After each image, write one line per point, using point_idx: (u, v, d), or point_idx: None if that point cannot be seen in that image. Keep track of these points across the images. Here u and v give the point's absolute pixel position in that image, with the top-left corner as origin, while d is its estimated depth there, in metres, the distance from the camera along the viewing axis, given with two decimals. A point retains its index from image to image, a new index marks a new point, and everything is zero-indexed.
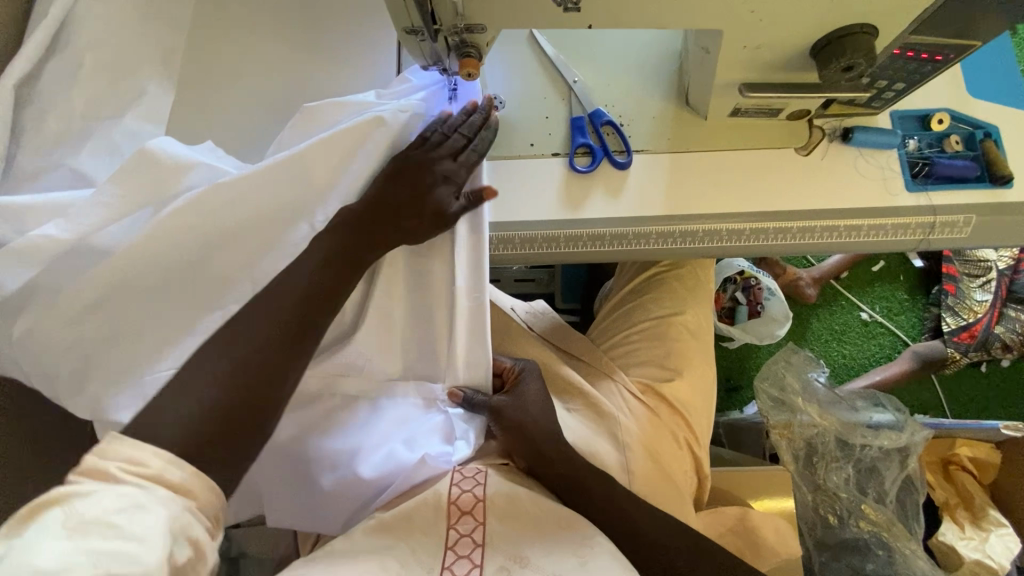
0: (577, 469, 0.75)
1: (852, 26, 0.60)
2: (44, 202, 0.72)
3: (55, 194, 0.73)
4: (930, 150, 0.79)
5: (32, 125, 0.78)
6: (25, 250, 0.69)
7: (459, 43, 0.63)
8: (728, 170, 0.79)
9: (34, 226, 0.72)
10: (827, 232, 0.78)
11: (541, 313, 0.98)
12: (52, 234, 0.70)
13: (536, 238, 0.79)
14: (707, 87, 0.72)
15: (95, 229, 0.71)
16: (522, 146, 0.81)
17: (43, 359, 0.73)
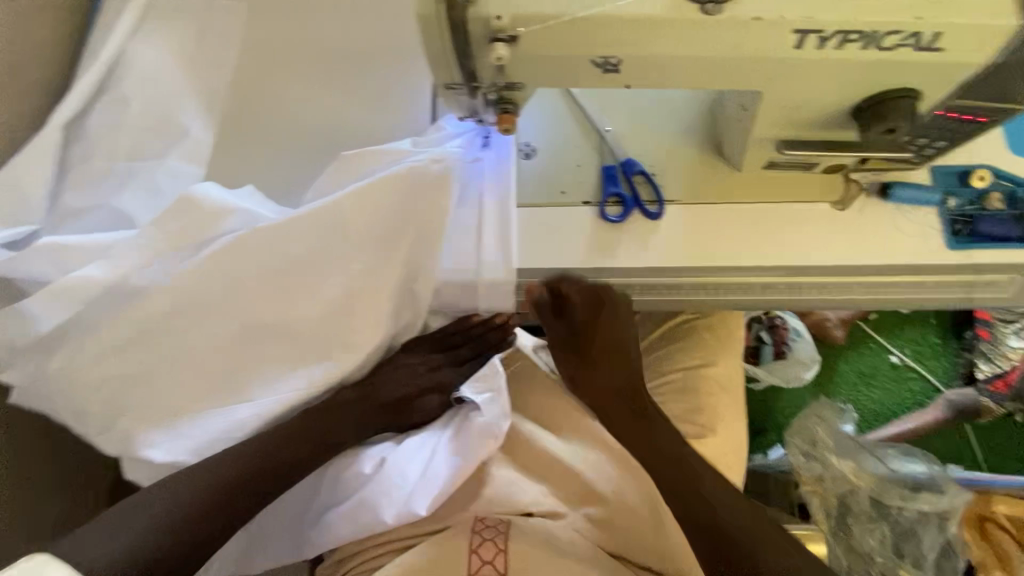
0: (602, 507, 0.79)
1: (897, 90, 0.59)
2: (89, 243, 0.74)
3: (98, 236, 0.75)
4: (972, 207, 0.77)
5: (79, 167, 0.81)
6: (68, 290, 0.72)
7: (497, 100, 0.63)
8: (762, 223, 0.78)
9: (75, 266, 0.74)
10: (858, 291, 0.80)
11: None
12: (93, 275, 0.72)
13: (565, 286, 0.79)
14: (743, 141, 0.72)
15: (134, 271, 0.73)
16: (553, 193, 0.81)
17: (76, 395, 0.74)
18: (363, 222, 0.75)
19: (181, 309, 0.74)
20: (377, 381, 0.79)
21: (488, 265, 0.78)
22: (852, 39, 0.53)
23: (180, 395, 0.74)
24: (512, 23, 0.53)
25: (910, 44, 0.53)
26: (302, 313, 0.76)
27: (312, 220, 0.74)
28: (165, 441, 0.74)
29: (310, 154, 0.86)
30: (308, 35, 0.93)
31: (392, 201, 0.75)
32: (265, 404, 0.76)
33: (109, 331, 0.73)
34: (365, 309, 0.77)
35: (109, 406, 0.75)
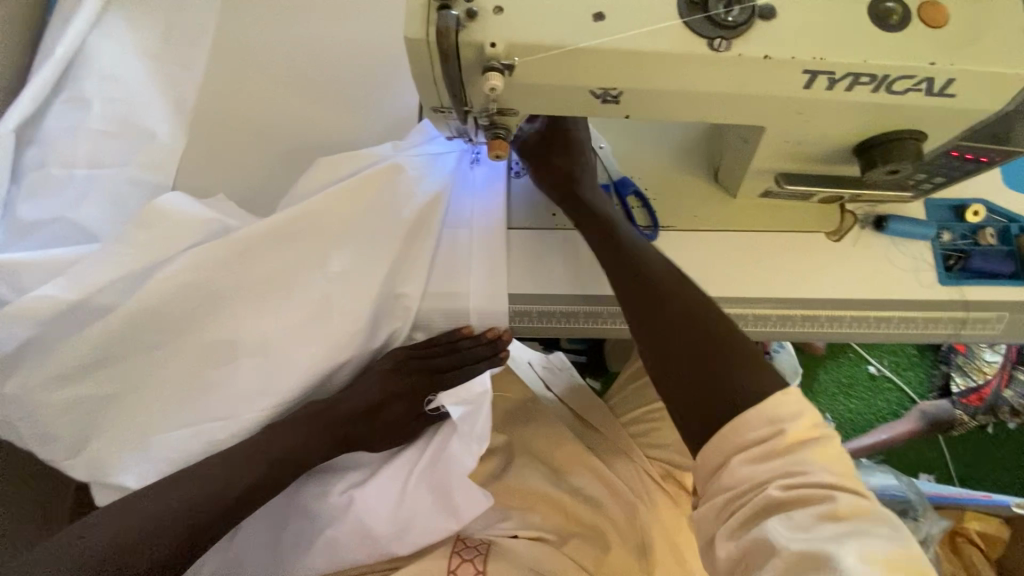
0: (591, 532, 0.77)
1: (901, 131, 0.57)
2: (46, 260, 0.70)
3: (57, 251, 0.71)
4: (965, 242, 0.76)
5: (35, 173, 0.75)
6: (22, 312, 0.67)
7: (489, 124, 0.60)
8: (756, 252, 0.76)
9: (32, 285, 0.70)
10: (856, 322, 0.75)
11: (559, 367, 0.96)
12: (51, 294, 0.67)
13: (555, 311, 0.76)
14: (741, 171, 0.70)
15: (96, 291, 0.69)
16: (544, 215, 0.79)
17: (32, 421, 0.70)
18: (347, 238, 0.74)
19: (151, 329, 0.70)
20: (353, 394, 0.74)
21: (472, 276, 0.74)
22: (862, 82, 0.50)
23: (150, 420, 0.71)
24: (507, 51, 0.49)
25: (920, 89, 0.51)
26: (281, 335, 0.72)
27: (293, 231, 0.73)
28: (131, 468, 0.70)
29: (288, 164, 0.82)
30: (288, 35, 0.87)
31: (373, 209, 0.75)
32: (238, 430, 0.72)
33: (67, 355, 0.69)
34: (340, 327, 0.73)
35: (71, 433, 0.70)
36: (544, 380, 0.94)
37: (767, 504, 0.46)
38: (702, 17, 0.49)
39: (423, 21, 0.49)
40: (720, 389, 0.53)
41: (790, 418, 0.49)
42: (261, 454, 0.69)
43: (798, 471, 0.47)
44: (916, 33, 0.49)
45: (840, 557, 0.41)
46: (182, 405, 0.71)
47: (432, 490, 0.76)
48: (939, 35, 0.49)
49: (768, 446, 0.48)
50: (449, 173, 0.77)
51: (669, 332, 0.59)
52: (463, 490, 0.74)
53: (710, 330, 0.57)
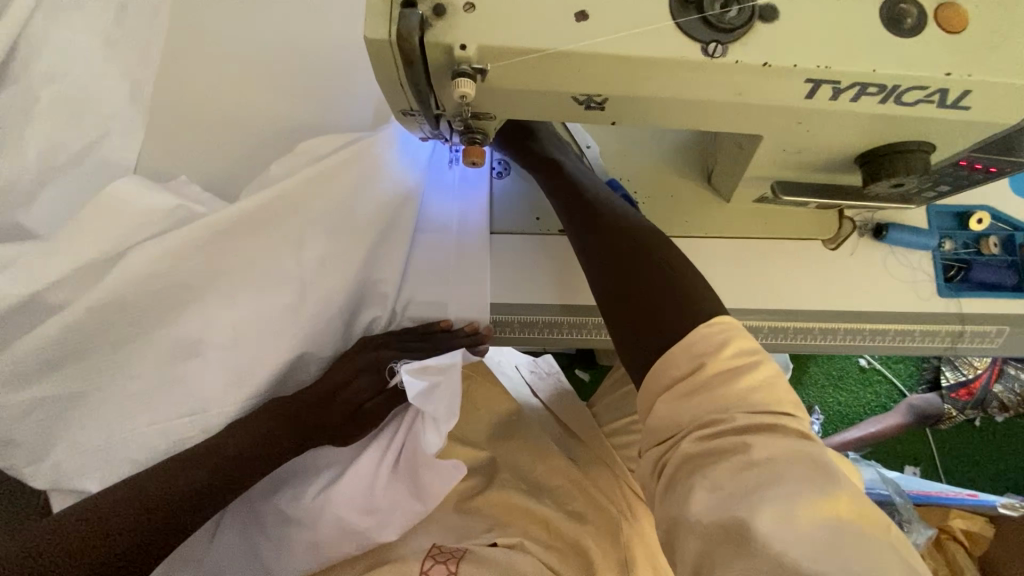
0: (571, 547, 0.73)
1: (908, 142, 0.53)
2: None
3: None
4: (966, 251, 0.73)
5: None
6: None
7: (464, 128, 0.55)
8: (748, 261, 0.73)
9: None
10: (851, 336, 0.72)
11: (546, 373, 0.97)
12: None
13: (537, 322, 0.72)
14: (736, 178, 0.65)
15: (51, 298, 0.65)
16: (527, 219, 0.74)
17: None
18: (319, 231, 0.70)
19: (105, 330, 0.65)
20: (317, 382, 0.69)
21: (457, 274, 0.72)
22: (869, 92, 0.46)
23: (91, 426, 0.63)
24: (480, 54, 0.45)
25: (932, 101, 0.47)
26: (248, 338, 0.67)
27: (261, 217, 0.69)
28: (72, 477, 0.62)
29: (254, 160, 0.76)
30: (256, 19, 0.81)
31: (345, 204, 0.71)
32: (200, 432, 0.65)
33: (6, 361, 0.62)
34: (317, 328, 0.70)
35: None
36: (530, 385, 0.94)
37: (687, 465, 0.45)
38: (696, 18, 0.44)
39: (385, 19, 0.44)
40: (655, 312, 0.53)
41: (711, 352, 0.48)
42: (217, 454, 0.61)
43: (721, 430, 0.45)
44: (931, 40, 0.44)
45: (750, 523, 0.39)
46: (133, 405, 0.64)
47: (404, 475, 0.72)
48: (956, 42, 0.44)
49: (693, 411, 0.47)
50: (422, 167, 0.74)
51: (614, 262, 0.58)
52: (435, 476, 0.70)
53: (652, 256, 0.56)
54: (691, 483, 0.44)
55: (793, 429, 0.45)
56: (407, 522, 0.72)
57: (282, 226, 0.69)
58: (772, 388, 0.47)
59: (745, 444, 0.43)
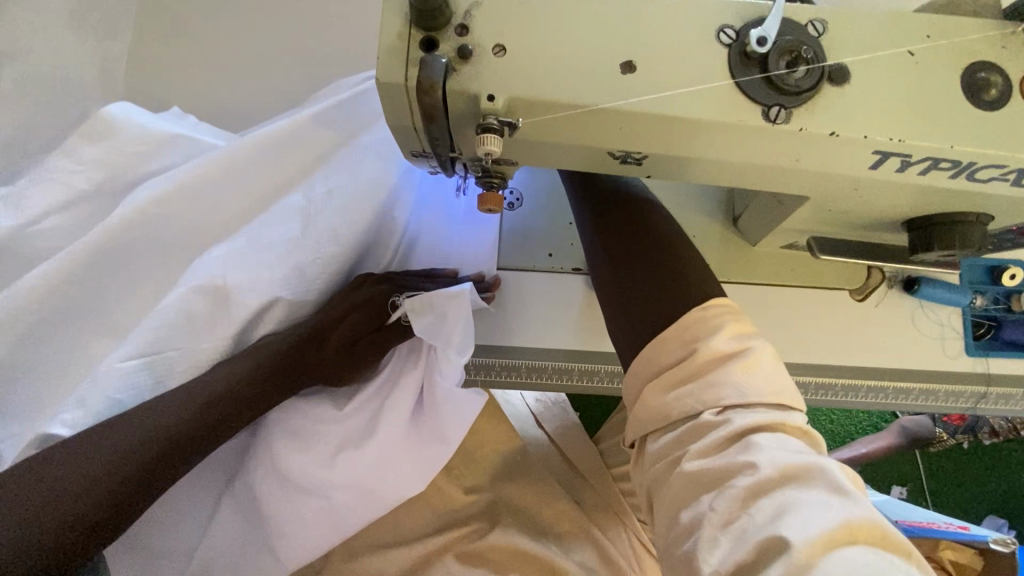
0: None
1: (965, 213, 0.48)
2: None
3: None
4: (997, 308, 0.70)
5: None
6: None
7: (481, 171, 0.49)
8: (771, 310, 0.69)
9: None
10: (872, 393, 0.69)
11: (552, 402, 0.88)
12: None
13: (546, 367, 0.67)
14: (768, 228, 0.61)
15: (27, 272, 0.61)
16: (538, 255, 0.70)
17: None
18: (329, 200, 0.63)
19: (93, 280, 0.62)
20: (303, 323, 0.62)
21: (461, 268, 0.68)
22: (941, 167, 0.41)
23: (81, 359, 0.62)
24: (508, 105, 0.39)
25: (1006, 179, 0.42)
26: (240, 302, 0.60)
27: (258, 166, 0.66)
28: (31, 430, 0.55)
29: None
30: None
31: (352, 171, 0.65)
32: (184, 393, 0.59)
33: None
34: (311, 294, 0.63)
35: None
36: (534, 412, 0.86)
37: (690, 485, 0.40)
38: (758, 77, 0.38)
39: (401, 61, 0.38)
40: (656, 298, 0.48)
41: (707, 336, 0.44)
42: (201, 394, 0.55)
43: (733, 435, 0.40)
44: (1015, 114, 0.40)
45: (781, 538, 0.33)
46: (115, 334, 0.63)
47: (423, 424, 0.65)
48: None
49: (689, 407, 0.42)
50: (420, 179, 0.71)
51: (618, 228, 0.56)
52: (455, 414, 0.63)
53: (655, 222, 0.55)
54: (695, 507, 0.38)
55: (798, 431, 0.41)
56: (431, 472, 0.65)
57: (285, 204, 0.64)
58: (772, 380, 0.43)
59: (746, 458, 0.38)
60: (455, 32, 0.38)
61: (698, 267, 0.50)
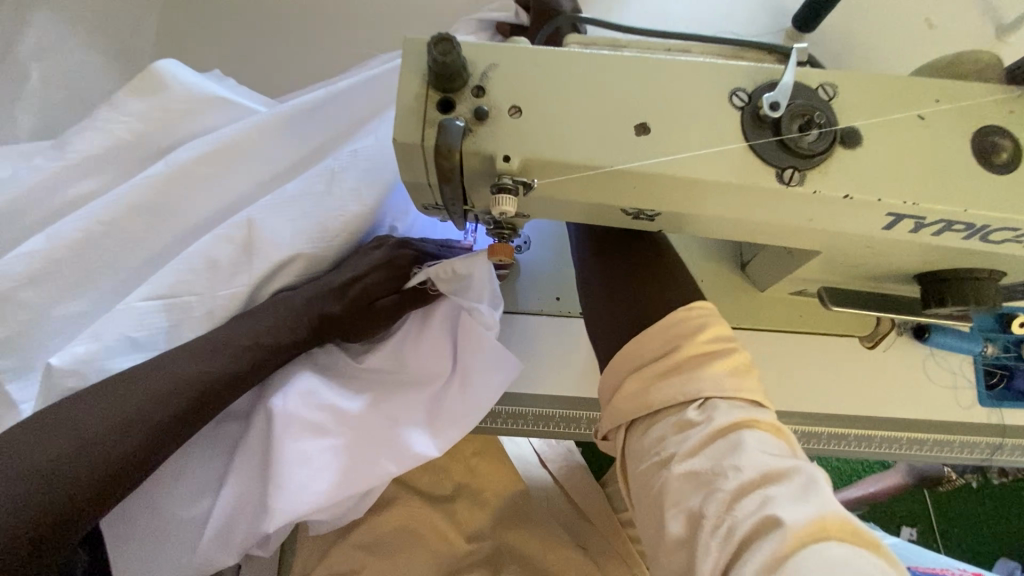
0: None
1: (978, 269, 0.48)
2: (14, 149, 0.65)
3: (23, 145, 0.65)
4: (1009, 356, 0.69)
5: None
6: None
7: (493, 223, 0.48)
8: (780, 356, 0.68)
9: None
10: (884, 443, 0.67)
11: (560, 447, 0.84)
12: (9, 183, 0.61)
13: (553, 415, 0.66)
14: (778, 276, 0.61)
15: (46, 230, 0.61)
16: (547, 299, 0.69)
17: None
18: (356, 174, 0.62)
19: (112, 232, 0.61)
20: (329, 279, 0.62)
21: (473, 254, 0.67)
22: (955, 228, 0.41)
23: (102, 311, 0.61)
24: (524, 165, 0.39)
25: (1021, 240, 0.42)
26: (265, 256, 0.61)
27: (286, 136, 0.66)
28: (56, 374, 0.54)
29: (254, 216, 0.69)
30: None
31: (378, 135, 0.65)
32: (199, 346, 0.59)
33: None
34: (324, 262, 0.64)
35: None
36: (539, 455, 0.83)
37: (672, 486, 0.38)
38: (772, 140, 0.39)
39: (418, 121, 0.39)
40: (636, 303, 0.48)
41: (686, 335, 0.43)
42: (230, 344, 0.55)
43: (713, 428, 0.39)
44: None
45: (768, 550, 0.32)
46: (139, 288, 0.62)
47: (455, 382, 0.63)
48: None
49: (672, 397, 0.41)
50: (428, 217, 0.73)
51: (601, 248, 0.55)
52: (488, 378, 0.62)
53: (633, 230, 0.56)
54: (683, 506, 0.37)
55: (769, 428, 0.40)
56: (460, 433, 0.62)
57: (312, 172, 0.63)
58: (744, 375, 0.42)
59: (728, 462, 0.37)
60: (471, 94, 0.39)
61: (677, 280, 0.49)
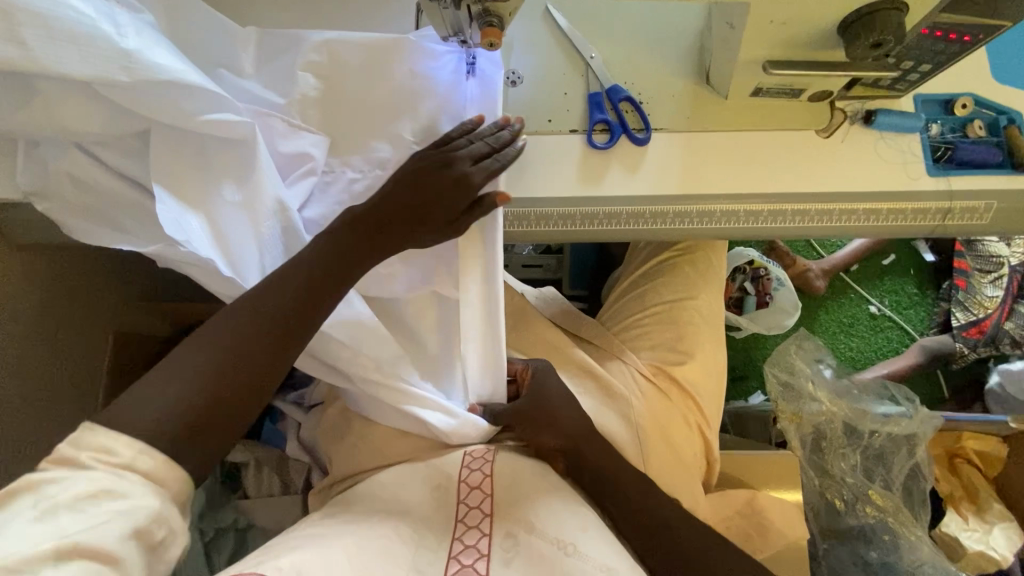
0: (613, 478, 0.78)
1: (881, 3, 0.60)
2: (76, 13, 0.58)
3: (77, 10, 0.59)
4: (953, 134, 0.78)
5: None
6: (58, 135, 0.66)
7: (482, 13, 0.63)
8: (745, 149, 0.78)
9: (240, 160, 0.70)
10: (844, 216, 0.77)
11: (552, 298, 1.00)
12: (102, 45, 0.60)
13: (553, 215, 0.79)
14: (729, 66, 0.72)
15: (12, 46, 0.56)
16: (540, 122, 0.80)
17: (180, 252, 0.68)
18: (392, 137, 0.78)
19: (214, 109, 0.67)
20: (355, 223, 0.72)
21: None
22: None
23: (209, 174, 0.70)
24: None
25: None
26: (309, 209, 0.77)
27: (299, 45, 0.77)
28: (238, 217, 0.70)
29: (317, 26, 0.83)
30: None
31: (415, 102, 0.78)
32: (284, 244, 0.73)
33: (5, 112, 0.64)
34: (377, 152, 0.78)
35: (141, 229, 0.71)
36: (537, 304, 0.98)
37: (580, 449, 0.78)
38: None
39: None
40: (550, 423, 0.78)
41: (553, 403, 0.79)
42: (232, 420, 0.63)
43: (518, 405, 0.78)
44: None
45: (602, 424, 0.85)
46: (217, 162, 0.70)
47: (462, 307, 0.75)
48: None
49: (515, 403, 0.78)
50: (451, 99, 0.78)
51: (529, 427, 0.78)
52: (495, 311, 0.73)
53: (553, 415, 0.78)
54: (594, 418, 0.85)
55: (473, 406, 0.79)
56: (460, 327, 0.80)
57: (307, 107, 0.77)
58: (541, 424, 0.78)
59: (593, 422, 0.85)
60: None
61: (546, 382, 0.81)
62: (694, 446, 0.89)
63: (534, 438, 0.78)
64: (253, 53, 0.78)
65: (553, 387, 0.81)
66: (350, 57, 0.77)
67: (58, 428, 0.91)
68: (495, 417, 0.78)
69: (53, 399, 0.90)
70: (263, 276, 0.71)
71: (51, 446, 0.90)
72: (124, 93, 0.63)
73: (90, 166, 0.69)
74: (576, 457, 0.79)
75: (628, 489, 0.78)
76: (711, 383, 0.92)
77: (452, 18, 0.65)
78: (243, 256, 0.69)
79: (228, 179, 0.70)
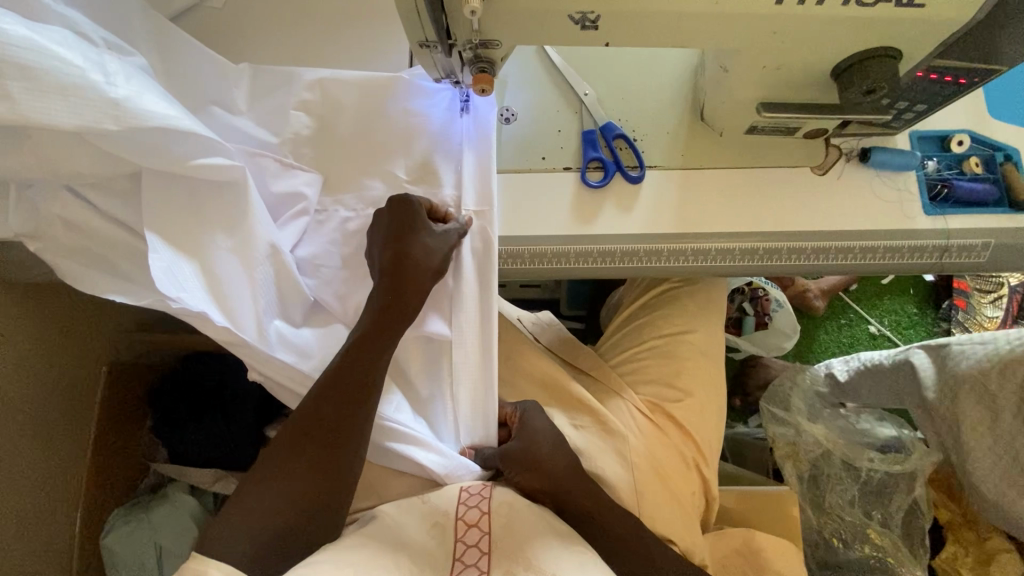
0: (607, 520, 0.77)
1: (875, 50, 0.60)
2: (64, 62, 0.58)
3: (67, 60, 0.58)
4: (949, 172, 0.78)
5: None
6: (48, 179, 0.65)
7: (474, 58, 0.63)
8: (741, 187, 0.78)
9: (233, 203, 0.70)
10: (840, 255, 0.77)
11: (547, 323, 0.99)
12: (90, 95, 0.59)
13: (545, 253, 0.78)
14: (723, 106, 0.72)
15: None
16: (533, 159, 0.80)
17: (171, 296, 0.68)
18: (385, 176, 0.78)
19: (204, 153, 0.67)
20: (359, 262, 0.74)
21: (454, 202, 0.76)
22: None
23: (200, 215, 0.69)
24: None
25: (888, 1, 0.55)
26: (302, 248, 0.77)
27: (291, 84, 0.77)
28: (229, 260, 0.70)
29: (310, 62, 0.83)
30: None
31: (409, 141, 0.78)
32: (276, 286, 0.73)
33: None
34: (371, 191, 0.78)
35: (132, 272, 0.70)
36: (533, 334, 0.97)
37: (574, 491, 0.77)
38: None
39: None
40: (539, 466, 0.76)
41: (544, 444, 0.78)
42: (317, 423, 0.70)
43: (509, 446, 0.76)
44: None
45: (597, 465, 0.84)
46: (209, 203, 0.70)
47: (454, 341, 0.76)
48: None
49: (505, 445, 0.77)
50: (445, 138, 0.78)
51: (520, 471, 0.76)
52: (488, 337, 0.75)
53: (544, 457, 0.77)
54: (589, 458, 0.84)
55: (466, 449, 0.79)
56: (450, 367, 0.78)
57: (300, 146, 0.77)
58: (537, 465, 0.76)
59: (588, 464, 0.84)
60: None
61: (535, 424, 0.80)
62: (692, 485, 0.88)
63: (520, 482, 0.77)
64: (247, 90, 0.77)
65: (542, 427, 0.80)
66: (344, 96, 0.77)
67: (51, 465, 0.90)
68: (487, 460, 0.78)
69: (44, 437, 0.89)
70: (255, 319, 0.70)
71: (44, 482, 0.89)
72: (114, 140, 0.63)
73: (83, 210, 0.68)
74: (571, 502, 0.77)
75: (624, 532, 0.76)
76: (709, 420, 0.92)
77: (445, 64, 0.65)
78: (237, 302, 0.69)
79: (220, 221, 0.70)
